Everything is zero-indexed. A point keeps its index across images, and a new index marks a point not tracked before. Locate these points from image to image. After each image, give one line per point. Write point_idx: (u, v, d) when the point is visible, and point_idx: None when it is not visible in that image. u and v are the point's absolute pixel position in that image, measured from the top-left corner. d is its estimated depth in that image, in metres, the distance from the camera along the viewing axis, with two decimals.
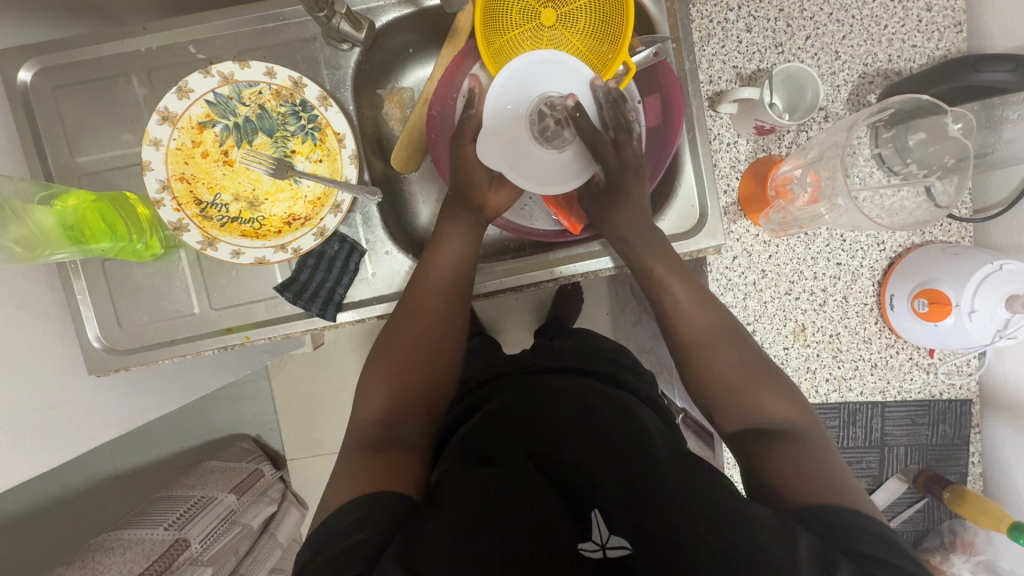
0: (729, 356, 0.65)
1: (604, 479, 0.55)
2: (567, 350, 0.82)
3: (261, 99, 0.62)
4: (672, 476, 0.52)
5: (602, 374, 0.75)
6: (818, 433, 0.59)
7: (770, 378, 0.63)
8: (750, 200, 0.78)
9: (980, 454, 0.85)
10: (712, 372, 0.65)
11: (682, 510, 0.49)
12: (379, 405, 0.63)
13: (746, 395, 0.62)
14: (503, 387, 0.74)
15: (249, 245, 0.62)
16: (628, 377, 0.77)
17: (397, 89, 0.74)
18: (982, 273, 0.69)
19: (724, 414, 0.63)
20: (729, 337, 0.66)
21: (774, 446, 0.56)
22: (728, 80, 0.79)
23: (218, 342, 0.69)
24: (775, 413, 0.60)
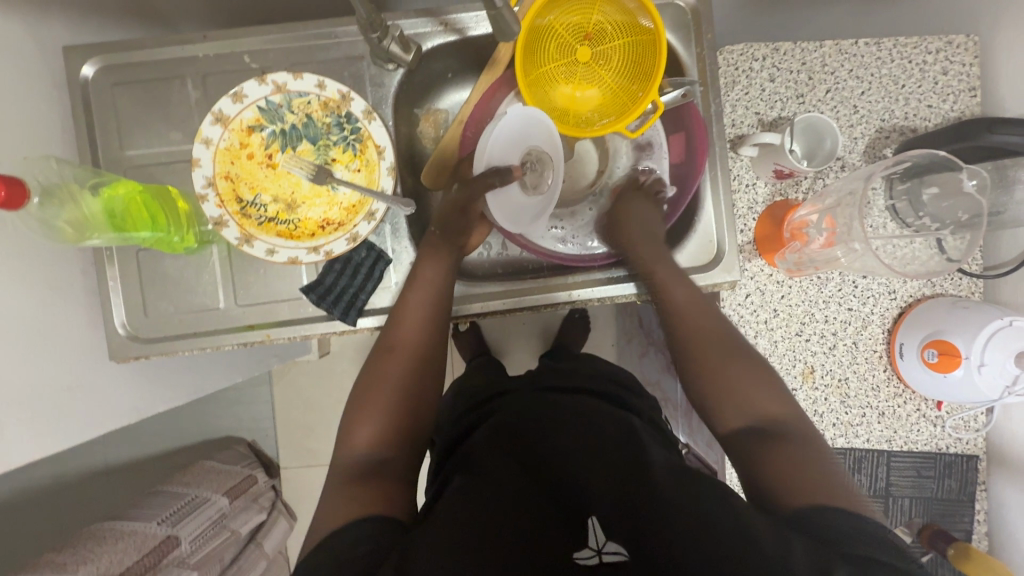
0: (726, 351, 0.64)
1: (599, 494, 0.54)
2: (573, 370, 0.83)
3: (309, 108, 0.65)
4: (665, 492, 0.52)
5: (609, 396, 0.75)
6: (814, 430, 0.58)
7: (770, 377, 0.62)
8: (765, 241, 0.81)
9: (985, 512, 0.84)
10: (709, 364, 0.64)
11: (679, 522, 0.48)
12: (369, 436, 0.61)
13: (741, 389, 0.61)
14: (511, 401, 0.74)
15: (284, 244, 0.65)
16: (634, 400, 0.78)
17: (433, 109, 0.79)
18: (991, 329, 0.70)
19: (722, 411, 0.62)
20: (724, 337, 0.66)
21: (765, 450, 0.55)
22: (751, 125, 0.83)
23: (239, 338, 0.70)
24: (773, 412, 0.60)
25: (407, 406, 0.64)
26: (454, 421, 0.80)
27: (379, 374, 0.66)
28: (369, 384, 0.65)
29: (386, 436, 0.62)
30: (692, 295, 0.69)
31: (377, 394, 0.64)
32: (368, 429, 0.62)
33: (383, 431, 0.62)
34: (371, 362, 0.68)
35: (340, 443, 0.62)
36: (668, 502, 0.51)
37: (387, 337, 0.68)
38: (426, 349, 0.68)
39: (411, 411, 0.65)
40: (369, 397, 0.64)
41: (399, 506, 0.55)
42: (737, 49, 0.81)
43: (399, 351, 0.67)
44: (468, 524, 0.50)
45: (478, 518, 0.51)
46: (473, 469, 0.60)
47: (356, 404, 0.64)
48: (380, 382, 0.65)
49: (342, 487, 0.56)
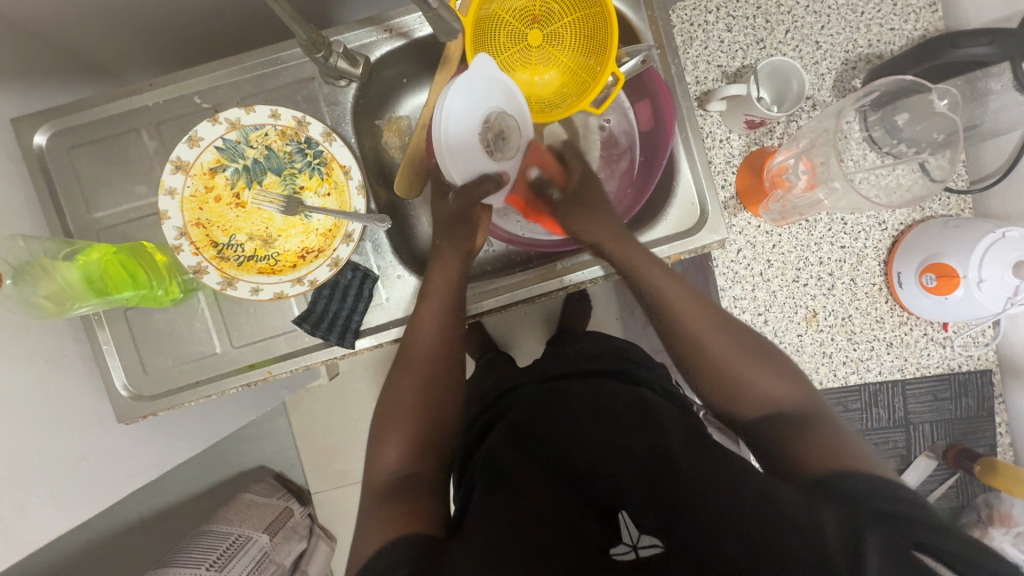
0: (722, 343, 0.64)
1: (625, 487, 0.54)
2: (581, 352, 0.82)
3: (268, 140, 0.62)
4: (694, 472, 0.50)
5: (615, 373, 0.74)
6: (826, 409, 0.58)
7: (767, 362, 0.62)
8: (748, 193, 0.80)
9: (1005, 423, 0.85)
10: (712, 363, 0.63)
11: (714, 505, 0.47)
12: (397, 452, 0.63)
13: (747, 377, 0.61)
14: (521, 396, 0.74)
15: (267, 280, 0.61)
16: (640, 371, 0.76)
17: (394, 118, 0.78)
18: (987, 242, 0.70)
19: (734, 399, 0.61)
20: (717, 329, 0.66)
21: (793, 425, 0.55)
22: (715, 79, 0.81)
23: (242, 380, 0.71)
24: (782, 396, 0.59)
25: (428, 420, 0.66)
26: (468, 424, 0.80)
27: (402, 389, 0.68)
28: (389, 407, 0.67)
29: (414, 451, 0.63)
30: (682, 289, 0.68)
31: (399, 414, 0.66)
32: (395, 447, 0.63)
33: (411, 441, 0.64)
34: (391, 385, 0.70)
35: (370, 462, 0.64)
36: (688, 472, 0.51)
37: (404, 354, 0.70)
38: (444, 360, 0.70)
39: (434, 423, 0.66)
40: (392, 419, 0.66)
41: (432, 522, 0.54)
42: (688, 4, 0.80)
43: (417, 364, 0.69)
44: (495, 525, 0.51)
45: (512, 523, 0.51)
46: (498, 472, 0.59)
47: (382, 424, 0.66)
48: (400, 406, 0.67)
49: (370, 508, 0.56)
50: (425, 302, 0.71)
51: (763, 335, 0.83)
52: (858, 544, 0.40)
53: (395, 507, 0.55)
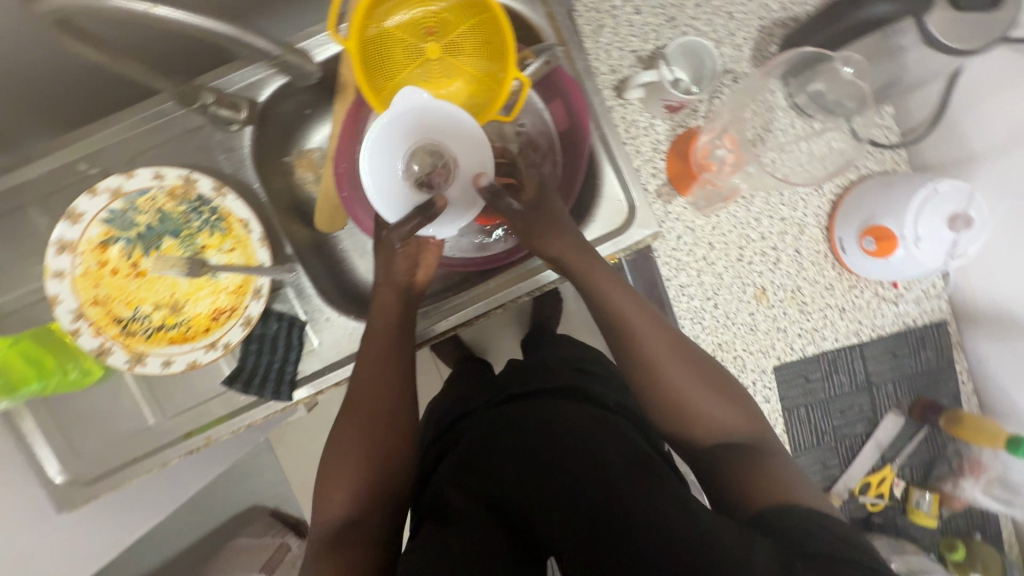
0: (683, 368, 0.62)
1: (560, 533, 0.54)
2: (535, 369, 0.81)
3: (157, 203, 0.59)
4: (634, 512, 0.51)
5: (568, 390, 0.72)
6: (766, 436, 0.61)
7: (721, 389, 0.62)
8: (679, 179, 0.78)
9: (967, 371, 0.85)
10: (671, 391, 0.61)
11: (645, 548, 0.48)
12: (346, 506, 0.61)
13: (702, 408, 0.61)
14: (471, 425, 0.72)
15: (178, 351, 0.59)
16: (595, 386, 0.74)
17: (303, 152, 0.75)
18: (920, 197, 0.69)
19: (689, 429, 0.61)
20: (678, 353, 0.63)
21: (740, 462, 0.57)
22: (630, 65, 0.77)
23: (181, 450, 0.67)
24: (730, 426, 0.61)
25: (378, 474, 0.62)
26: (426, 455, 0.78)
27: (349, 441, 0.63)
28: (333, 457, 0.64)
29: (361, 506, 0.61)
30: (639, 306, 0.64)
31: (344, 468, 0.62)
32: (341, 502, 0.61)
33: (361, 496, 0.61)
34: (335, 433, 0.65)
35: (317, 514, 0.62)
36: (636, 514, 0.51)
37: (354, 401, 0.65)
38: (397, 409, 0.65)
39: (386, 476, 0.62)
40: (338, 473, 0.62)
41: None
42: None
43: (367, 413, 0.64)
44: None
45: None
46: (441, 515, 0.59)
47: (326, 475, 0.63)
48: (344, 456, 0.63)
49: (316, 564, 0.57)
50: (369, 350, 0.66)
51: (714, 318, 0.82)
52: None
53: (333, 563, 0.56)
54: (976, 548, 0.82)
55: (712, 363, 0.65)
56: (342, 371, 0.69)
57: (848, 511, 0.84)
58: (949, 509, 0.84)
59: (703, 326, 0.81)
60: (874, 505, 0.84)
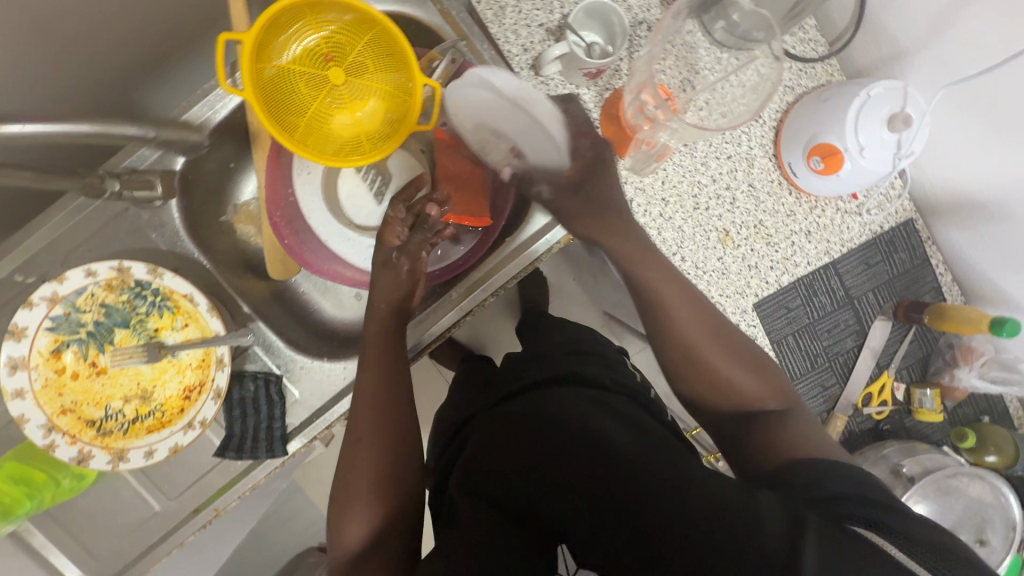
0: (714, 346, 0.62)
1: (571, 522, 0.52)
2: (531, 359, 0.80)
3: (98, 299, 0.58)
4: (647, 489, 0.50)
5: (562, 377, 0.70)
6: (792, 402, 0.62)
7: (751, 362, 0.63)
8: (619, 142, 0.75)
9: (942, 262, 0.85)
10: (706, 370, 0.62)
11: (668, 524, 0.47)
12: (361, 531, 0.60)
13: (735, 384, 0.61)
14: (473, 428, 0.71)
15: (159, 438, 0.59)
16: (589, 366, 0.72)
17: (240, 207, 0.73)
18: (854, 107, 0.68)
19: (716, 404, 0.62)
20: (709, 331, 0.63)
21: (768, 430, 0.58)
22: (541, 40, 0.75)
23: (193, 527, 0.68)
24: (763, 398, 0.61)
25: (389, 495, 0.61)
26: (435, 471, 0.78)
27: (354, 469, 0.62)
28: (342, 479, 0.63)
29: (378, 528, 0.60)
30: (666, 280, 0.65)
31: (356, 493, 0.61)
32: (359, 526, 0.60)
33: (377, 518, 0.60)
34: (342, 455, 0.64)
35: (335, 540, 0.61)
36: (643, 484, 0.50)
37: (352, 429, 0.64)
38: (397, 429, 0.64)
39: (395, 497, 0.62)
40: (350, 498, 0.61)
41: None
42: None
43: (367, 437, 0.63)
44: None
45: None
46: (457, 526, 0.58)
47: (338, 499, 0.62)
48: (354, 480, 0.62)
49: None
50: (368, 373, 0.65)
51: (685, 271, 0.80)
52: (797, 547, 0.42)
53: None
54: (984, 431, 0.83)
55: (739, 336, 0.65)
56: (328, 415, 0.69)
57: (856, 425, 0.85)
58: (952, 401, 0.85)
59: None
60: (879, 414, 0.85)
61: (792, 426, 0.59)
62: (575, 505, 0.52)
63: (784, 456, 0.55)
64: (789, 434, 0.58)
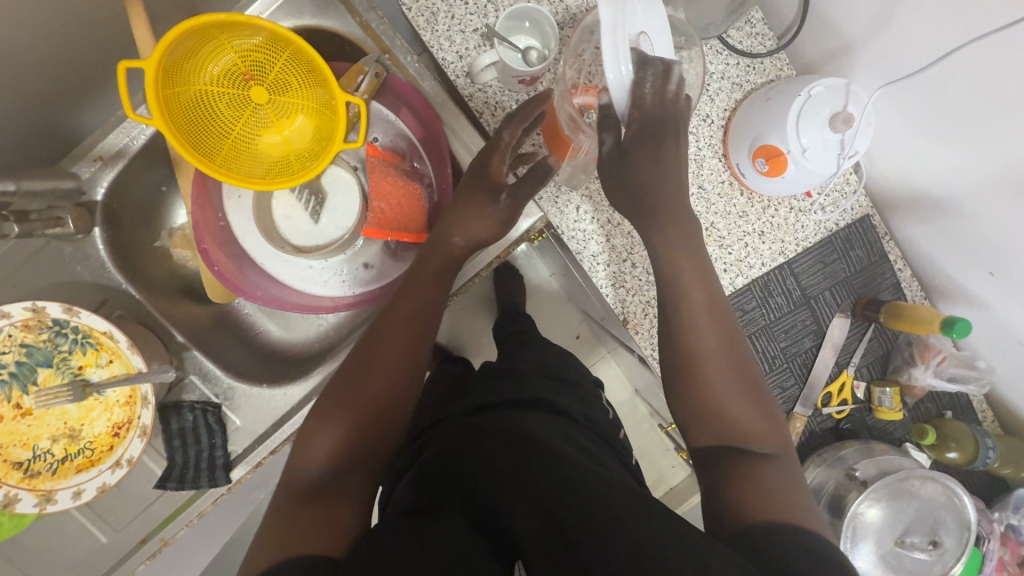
0: (720, 373, 0.60)
1: (527, 524, 0.51)
2: (507, 376, 0.78)
3: (16, 338, 0.57)
4: (601, 500, 0.49)
5: (531, 403, 0.70)
6: (784, 448, 0.57)
7: (752, 398, 0.59)
8: (555, 145, 0.69)
9: (902, 257, 0.83)
10: (700, 394, 0.59)
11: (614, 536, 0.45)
12: (328, 453, 0.57)
13: (729, 412, 0.58)
14: (435, 437, 0.68)
15: (87, 478, 0.59)
16: (559, 397, 0.72)
17: (175, 231, 0.72)
18: (795, 107, 0.66)
19: (699, 433, 0.59)
20: (716, 357, 0.61)
21: (744, 465, 0.54)
22: (476, 46, 0.72)
23: (139, 557, 0.68)
24: (754, 436, 0.57)
25: (366, 440, 0.58)
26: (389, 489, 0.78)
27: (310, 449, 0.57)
28: (339, 394, 0.60)
29: (347, 457, 0.57)
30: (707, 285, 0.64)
31: (351, 417, 0.59)
32: (328, 441, 0.57)
33: (342, 452, 0.57)
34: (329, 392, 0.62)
35: (296, 452, 0.58)
36: (592, 505, 0.48)
37: (356, 373, 0.62)
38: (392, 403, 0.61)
39: (363, 455, 0.58)
40: (339, 410, 0.59)
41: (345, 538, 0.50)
42: None
43: (334, 426, 0.58)
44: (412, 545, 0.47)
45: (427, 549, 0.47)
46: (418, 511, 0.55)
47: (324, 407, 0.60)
48: (346, 411, 0.59)
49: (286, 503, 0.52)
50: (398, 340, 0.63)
51: (637, 277, 0.78)
52: None
53: (304, 509, 0.51)
54: (945, 428, 0.82)
55: (755, 380, 0.61)
56: (267, 442, 0.68)
57: (817, 426, 0.84)
58: (912, 398, 0.83)
59: (626, 289, 0.77)
60: (839, 414, 0.83)
61: (767, 469, 0.53)
62: (535, 515, 0.50)
63: (762, 504, 0.49)
64: (771, 478, 0.52)
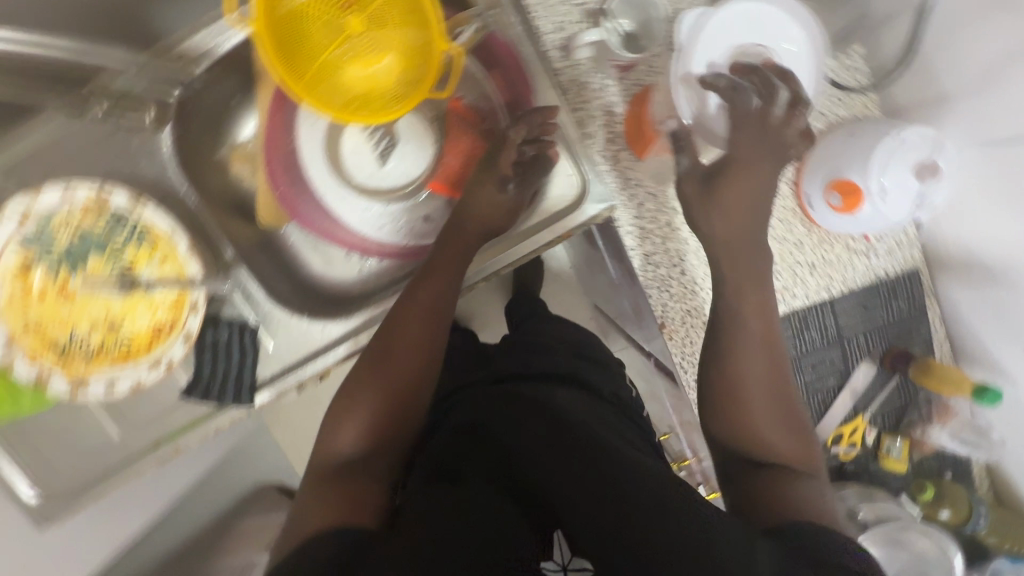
0: (758, 375, 0.60)
1: (564, 492, 0.50)
2: (532, 348, 0.78)
3: (72, 220, 0.59)
4: (632, 477, 0.49)
5: (564, 376, 0.71)
6: (813, 465, 0.57)
7: (786, 410, 0.60)
8: (637, 140, 0.72)
9: (939, 317, 0.84)
10: (733, 391, 0.60)
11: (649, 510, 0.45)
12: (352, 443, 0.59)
13: (758, 418, 0.59)
14: (466, 396, 0.71)
15: (124, 371, 0.60)
16: (594, 374, 0.74)
17: (237, 145, 0.71)
18: (883, 148, 0.66)
19: (726, 426, 0.60)
20: (761, 361, 0.61)
21: (777, 476, 0.54)
22: (577, 21, 0.72)
23: (150, 460, 0.68)
24: (783, 449, 0.57)
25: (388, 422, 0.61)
26: None
27: (339, 435, 0.60)
28: (354, 387, 0.63)
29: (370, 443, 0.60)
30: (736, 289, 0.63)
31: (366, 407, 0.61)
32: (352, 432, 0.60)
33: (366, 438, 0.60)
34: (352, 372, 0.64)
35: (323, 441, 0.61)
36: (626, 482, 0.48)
37: (374, 351, 0.63)
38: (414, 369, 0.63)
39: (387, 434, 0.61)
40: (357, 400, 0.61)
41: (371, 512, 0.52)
42: None
43: (358, 404, 0.61)
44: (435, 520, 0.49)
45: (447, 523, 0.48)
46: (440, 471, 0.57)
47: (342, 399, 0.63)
48: (364, 394, 0.62)
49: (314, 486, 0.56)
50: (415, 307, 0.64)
51: (684, 284, 0.78)
52: None
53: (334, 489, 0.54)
54: (944, 487, 0.84)
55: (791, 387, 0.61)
56: (300, 373, 0.68)
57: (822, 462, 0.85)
58: (919, 453, 0.85)
59: (670, 294, 0.78)
60: (847, 455, 0.85)
61: (802, 483, 0.54)
62: (569, 484, 0.50)
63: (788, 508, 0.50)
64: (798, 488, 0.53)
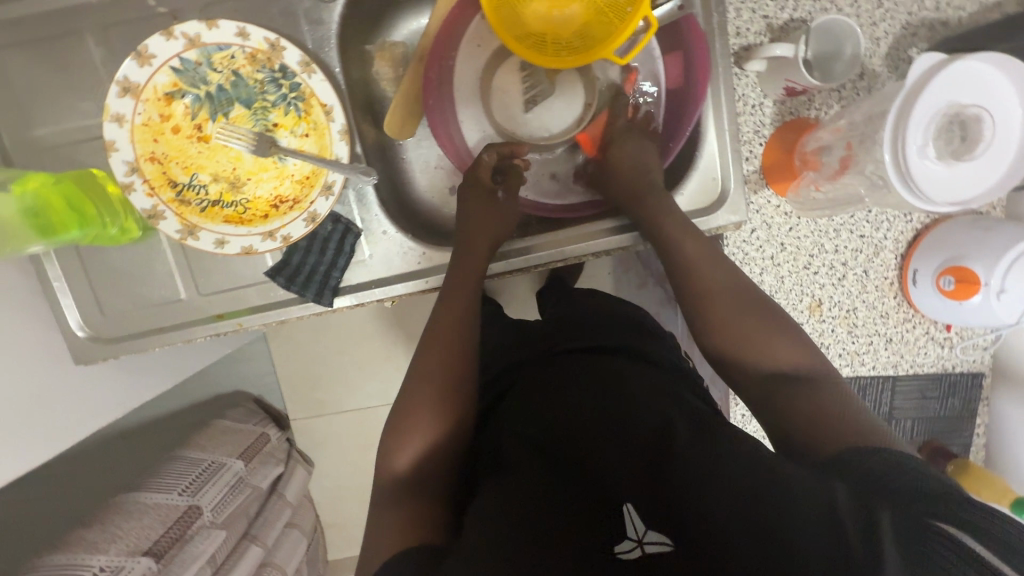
0: (731, 300, 0.62)
1: (624, 481, 0.51)
2: (580, 323, 0.76)
3: (234, 64, 0.60)
4: (686, 456, 0.49)
5: (624, 349, 0.68)
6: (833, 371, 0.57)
7: (780, 326, 0.60)
8: (775, 171, 0.74)
9: (985, 426, 0.85)
10: (717, 322, 0.61)
11: (722, 497, 0.45)
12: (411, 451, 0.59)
13: (758, 341, 0.59)
14: (524, 370, 0.70)
15: (234, 231, 0.62)
16: (646, 346, 0.71)
17: (387, 43, 0.68)
18: (1015, 251, 0.65)
19: (738, 360, 0.59)
20: (741, 300, 0.62)
21: (798, 390, 0.54)
22: (758, 32, 0.70)
23: (211, 330, 0.65)
24: (788, 359, 0.57)
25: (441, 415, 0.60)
26: None
27: (399, 452, 0.60)
28: (411, 391, 0.63)
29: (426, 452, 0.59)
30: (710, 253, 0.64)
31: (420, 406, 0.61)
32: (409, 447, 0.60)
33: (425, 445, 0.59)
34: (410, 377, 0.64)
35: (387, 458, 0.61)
36: (693, 471, 0.48)
37: (427, 349, 0.64)
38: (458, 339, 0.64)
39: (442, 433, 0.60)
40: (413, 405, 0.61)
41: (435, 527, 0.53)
42: None
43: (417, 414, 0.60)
44: (498, 519, 0.49)
45: (509, 525, 0.48)
46: (500, 466, 0.57)
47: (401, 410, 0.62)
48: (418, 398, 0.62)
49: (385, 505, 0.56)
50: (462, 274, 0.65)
51: None
52: (875, 531, 0.39)
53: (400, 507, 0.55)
54: None
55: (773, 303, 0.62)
56: (390, 291, 0.66)
57: None
58: None
59: None
60: None
61: (823, 388, 0.54)
62: (633, 474, 0.51)
63: (832, 441, 0.48)
64: (818, 396, 0.53)
